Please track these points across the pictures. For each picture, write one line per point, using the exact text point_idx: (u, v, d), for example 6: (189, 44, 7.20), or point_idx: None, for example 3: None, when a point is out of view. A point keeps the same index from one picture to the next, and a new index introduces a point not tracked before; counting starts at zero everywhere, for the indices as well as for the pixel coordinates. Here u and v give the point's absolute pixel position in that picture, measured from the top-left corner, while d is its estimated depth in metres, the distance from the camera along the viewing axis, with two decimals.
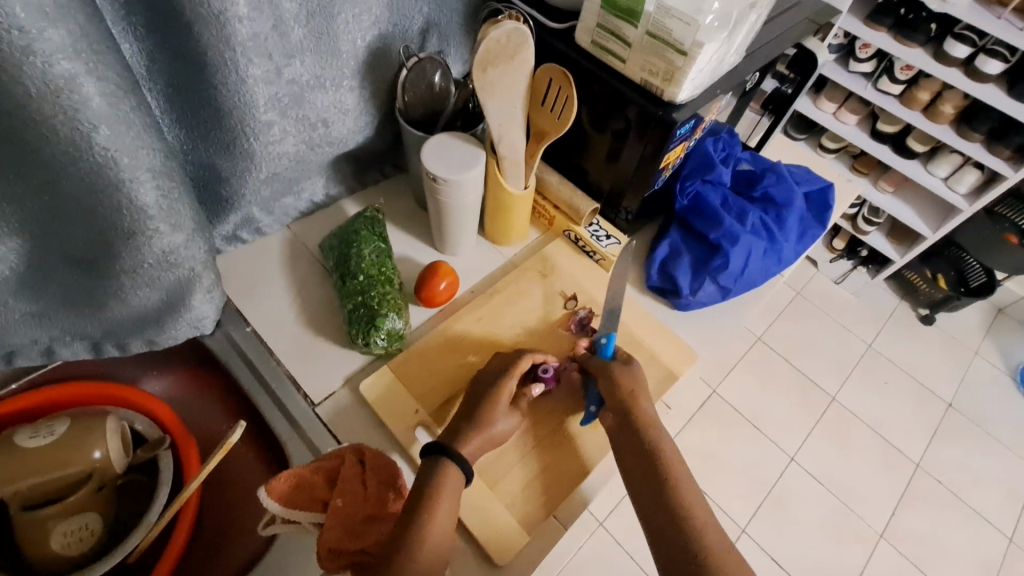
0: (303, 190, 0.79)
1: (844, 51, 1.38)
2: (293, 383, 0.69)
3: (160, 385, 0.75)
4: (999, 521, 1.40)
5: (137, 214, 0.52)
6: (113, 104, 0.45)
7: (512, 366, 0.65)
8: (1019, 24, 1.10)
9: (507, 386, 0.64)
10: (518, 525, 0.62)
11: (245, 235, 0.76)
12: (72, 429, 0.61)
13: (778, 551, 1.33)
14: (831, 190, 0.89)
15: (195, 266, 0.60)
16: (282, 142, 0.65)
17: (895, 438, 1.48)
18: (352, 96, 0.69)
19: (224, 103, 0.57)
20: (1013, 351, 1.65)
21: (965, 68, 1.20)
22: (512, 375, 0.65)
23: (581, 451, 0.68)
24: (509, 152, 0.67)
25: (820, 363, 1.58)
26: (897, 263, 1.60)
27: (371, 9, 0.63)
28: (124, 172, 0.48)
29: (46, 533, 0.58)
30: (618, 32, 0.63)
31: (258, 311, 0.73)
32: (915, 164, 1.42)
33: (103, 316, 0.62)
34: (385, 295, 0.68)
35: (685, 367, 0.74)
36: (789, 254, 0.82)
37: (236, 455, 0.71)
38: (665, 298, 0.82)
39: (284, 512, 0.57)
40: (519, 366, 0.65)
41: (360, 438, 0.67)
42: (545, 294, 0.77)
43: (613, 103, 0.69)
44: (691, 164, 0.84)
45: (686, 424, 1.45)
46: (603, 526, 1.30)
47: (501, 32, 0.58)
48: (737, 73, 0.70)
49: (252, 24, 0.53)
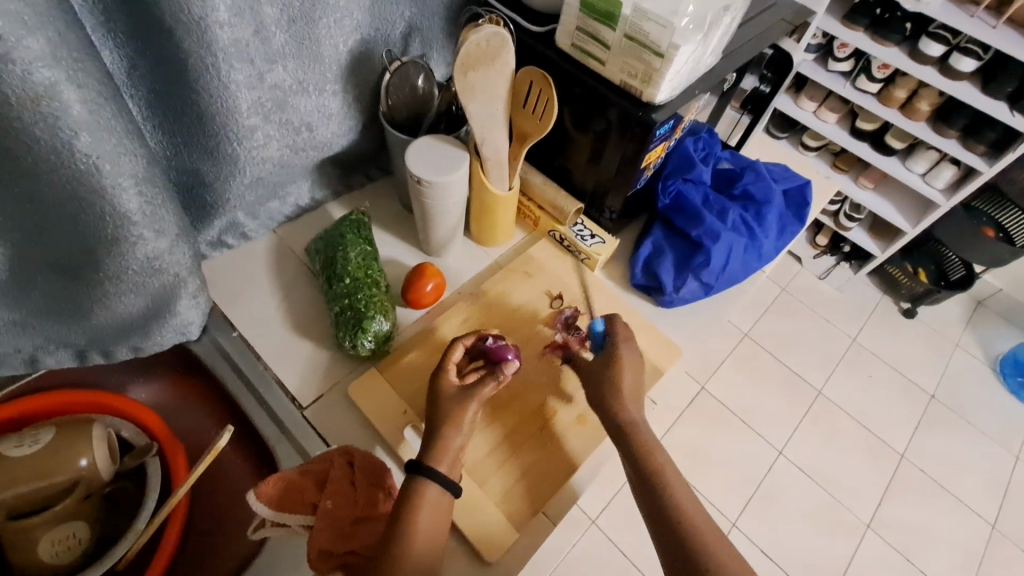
0: (288, 195, 0.79)
1: (823, 50, 1.41)
2: (281, 387, 0.70)
3: (146, 392, 0.74)
4: (982, 508, 1.43)
5: (120, 222, 0.52)
6: (94, 111, 0.45)
7: (443, 360, 0.64)
8: (991, 22, 1.13)
9: (442, 379, 0.63)
10: (506, 521, 0.62)
11: (229, 239, 0.76)
12: (59, 438, 0.61)
13: (768, 545, 1.34)
14: (808, 187, 0.91)
15: (180, 272, 0.61)
16: (266, 147, 0.65)
17: (881, 429, 1.51)
18: (336, 101, 0.69)
19: (206, 108, 0.57)
20: (992, 342, 1.69)
21: (940, 66, 1.23)
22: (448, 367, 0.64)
23: (571, 444, 0.68)
24: (493, 154, 0.68)
25: (806, 358, 1.60)
26: (878, 258, 1.63)
27: (353, 14, 0.64)
28: (106, 179, 0.49)
29: (33, 542, 0.58)
30: (597, 35, 0.64)
31: (244, 316, 0.73)
32: (894, 160, 1.45)
33: (88, 323, 0.62)
34: (372, 298, 0.68)
35: (670, 363, 0.76)
36: (769, 250, 0.83)
37: (223, 459, 0.71)
38: (649, 295, 0.83)
39: (275, 515, 0.57)
40: (451, 356, 0.65)
41: (347, 439, 0.67)
42: (531, 294, 0.78)
43: (594, 104, 0.70)
44: (672, 163, 0.85)
45: (676, 421, 1.47)
46: (596, 524, 1.31)
47: (480, 36, 0.58)
48: (714, 73, 0.71)
49: (233, 30, 0.53)
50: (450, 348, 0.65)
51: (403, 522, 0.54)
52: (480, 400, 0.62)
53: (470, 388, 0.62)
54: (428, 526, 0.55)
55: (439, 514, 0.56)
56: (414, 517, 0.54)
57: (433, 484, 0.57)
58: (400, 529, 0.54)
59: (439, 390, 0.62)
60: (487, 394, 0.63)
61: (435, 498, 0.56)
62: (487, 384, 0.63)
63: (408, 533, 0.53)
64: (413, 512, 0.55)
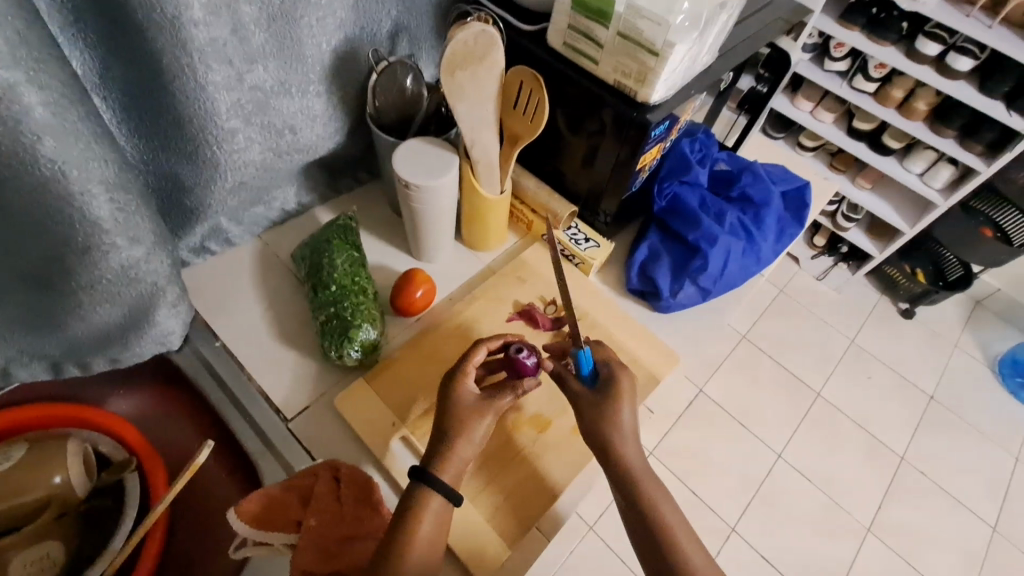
0: (274, 199, 0.77)
1: (819, 50, 1.39)
2: (265, 399, 0.67)
3: (127, 404, 0.72)
4: (982, 510, 1.41)
5: (91, 229, 0.50)
6: (58, 115, 0.43)
7: (465, 361, 0.61)
8: (988, 21, 1.11)
9: (461, 384, 0.59)
10: (497, 537, 0.61)
11: (213, 246, 0.74)
12: (34, 454, 0.60)
13: (768, 550, 1.32)
14: (807, 189, 0.89)
15: (159, 280, 0.59)
16: (247, 150, 0.63)
17: (880, 431, 1.49)
18: (320, 102, 0.67)
19: (183, 111, 0.55)
20: (991, 342, 1.68)
21: (937, 65, 1.22)
22: (466, 373, 0.60)
23: (564, 457, 0.66)
24: (482, 156, 0.66)
25: (804, 359, 1.58)
26: (875, 259, 1.61)
27: (336, 12, 0.61)
28: (74, 186, 0.46)
29: (4, 563, 0.56)
30: (590, 33, 0.62)
31: (227, 325, 0.71)
32: (892, 160, 1.44)
33: (62, 334, 0.59)
34: (358, 306, 0.66)
35: (667, 371, 0.73)
36: (768, 253, 0.81)
37: (206, 473, 0.68)
38: (646, 300, 0.81)
39: (255, 533, 0.55)
40: (473, 357, 0.61)
41: (333, 453, 0.65)
42: (524, 300, 0.76)
43: (587, 104, 0.68)
44: (668, 165, 0.83)
45: (674, 424, 1.45)
46: (593, 531, 1.29)
47: (467, 34, 0.56)
48: (710, 72, 0.69)
49: (209, 29, 0.51)
50: (473, 350, 0.62)
51: (399, 543, 0.51)
52: (496, 412, 0.58)
53: (489, 398, 0.58)
54: (420, 541, 0.52)
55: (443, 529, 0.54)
56: (413, 534, 0.52)
57: (427, 480, 0.54)
58: (397, 544, 0.51)
59: (456, 395, 0.58)
60: (504, 407, 0.59)
61: (427, 502, 0.54)
62: (506, 396, 0.59)
63: (400, 554, 0.51)
64: (412, 522, 0.52)
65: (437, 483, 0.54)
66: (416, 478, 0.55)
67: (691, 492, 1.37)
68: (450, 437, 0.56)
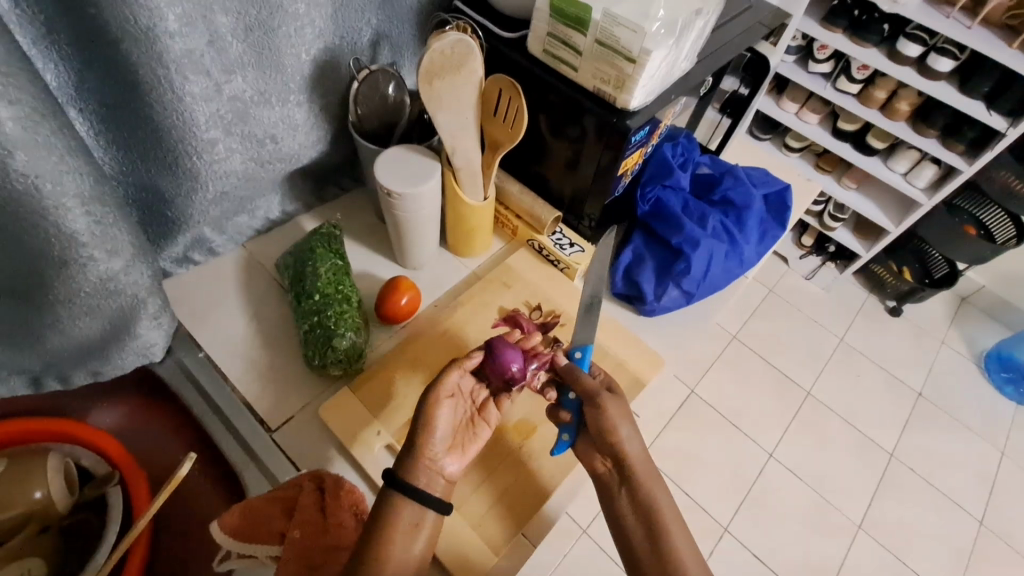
0: (257, 208, 0.76)
1: (803, 52, 1.41)
2: (248, 409, 0.67)
3: (109, 416, 0.71)
4: (968, 504, 1.43)
5: (67, 242, 0.50)
6: (29, 129, 0.43)
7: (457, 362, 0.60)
8: (967, 22, 1.13)
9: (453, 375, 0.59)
10: (484, 545, 0.61)
11: (196, 256, 0.73)
12: (13, 468, 0.59)
13: (759, 549, 1.33)
14: (787, 192, 0.90)
15: (139, 292, 0.59)
16: (228, 160, 0.63)
17: (870, 429, 1.50)
18: (301, 111, 0.67)
19: (162, 122, 0.55)
20: (977, 338, 1.70)
21: (918, 66, 1.23)
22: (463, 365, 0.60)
23: (548, 468, 0.66)
24: (464, 163, 0.66)
25: (795, 359, 1.59)
26: (863, 258, 1.63)
27: (314, 22, 0.62)
28: (48, 199, 0.46)
29: None
30: (568, 40, 0.63)
31: (210, 336, 0.70)
32: (875, 160, 1.46)
33: (40, 348, 0.59)
34: (341, 314, 0.66)
35: (652, 374, 0.74)
36: (750, 256, 0.82)
37: (191, 484, 0.68)
38: (631, 304, 0.82)
39: (237, 545, 0.55)
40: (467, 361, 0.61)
41: (317, 463, 0.65)
42: (510, 303, 0.76)
43: (568, 111, 0.68)
44: (650, 170, 0.84)
45: (665, 426, 1.46)
46: (587, 533, 1.29)
47: (444, 43, 0.57)
48: (690, 77, 0.70)
49: (185, 40, 0.51)
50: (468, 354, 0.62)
51: (380, 549, 0.51)
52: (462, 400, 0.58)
53: None
54: (400, 552, 0.51)
55: (419, 529, 0.53)
56: (381, 539, 0.51)
57: (413, 495, 0.53)
58: (378, 555, 0.50)
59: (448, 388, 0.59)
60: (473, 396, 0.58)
61: (408, 517, 0.53)
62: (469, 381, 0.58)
63: (382, 560, 0.50)
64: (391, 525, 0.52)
65: (412, 493, 0.53)
66: (398, 482, 0.54)
67: (684, 494, 1.37)
68: (437, 445, 0.55)
